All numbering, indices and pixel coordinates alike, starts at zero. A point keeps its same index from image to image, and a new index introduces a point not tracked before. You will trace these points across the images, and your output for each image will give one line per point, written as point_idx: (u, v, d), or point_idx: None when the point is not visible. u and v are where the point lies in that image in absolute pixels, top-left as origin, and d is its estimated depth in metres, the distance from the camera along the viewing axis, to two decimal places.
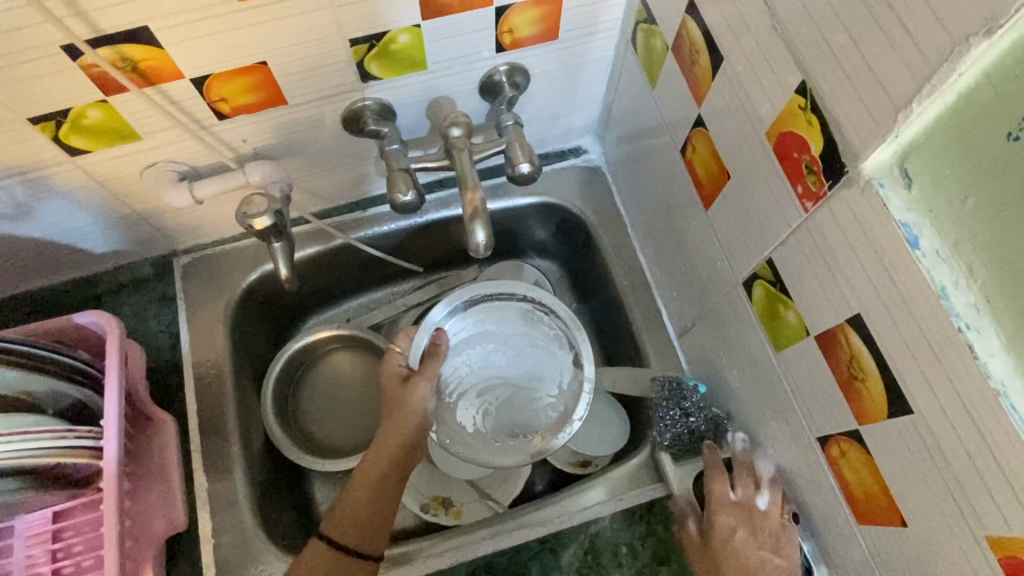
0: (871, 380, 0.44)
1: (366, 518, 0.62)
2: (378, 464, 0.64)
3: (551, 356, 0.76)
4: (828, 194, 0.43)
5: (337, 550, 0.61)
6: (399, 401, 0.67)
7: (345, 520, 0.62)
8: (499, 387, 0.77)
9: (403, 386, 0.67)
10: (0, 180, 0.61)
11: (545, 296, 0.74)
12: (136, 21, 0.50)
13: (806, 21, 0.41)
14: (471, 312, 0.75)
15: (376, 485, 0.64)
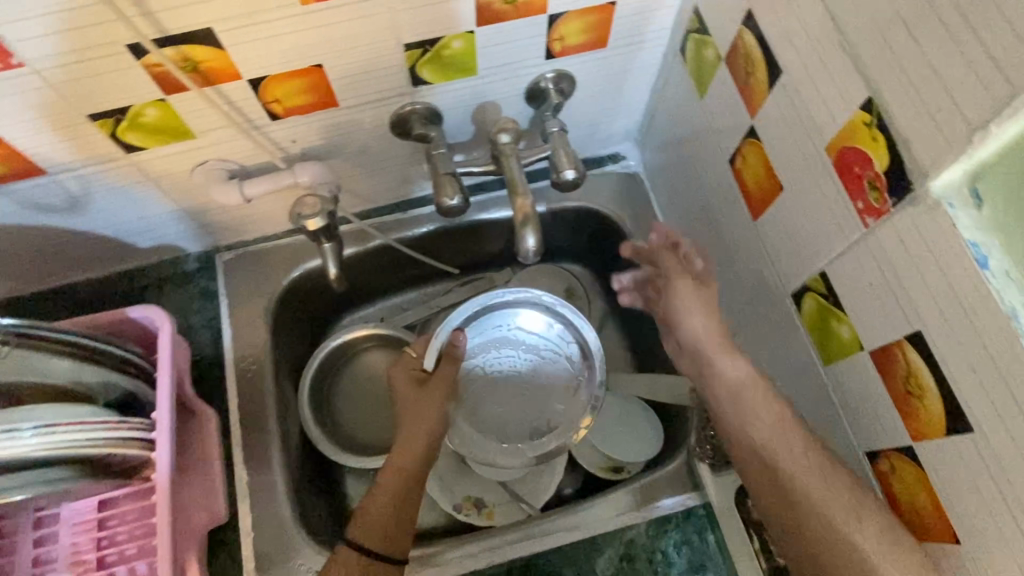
0: (928, 397, 0.45)
1: (393, 519, 0.63)
2: (400, 465, 0.65)
3: (567, 367, 0.77)
4: (891, 211, 0.43)
5: (367, 553, 0.61)
6: (417, 402, 0.68)
7: (371, 522, 0.62)
8: (514, 391, 0.76)
9: (421, 390, 0.68)
10: (57, 175, 0.62)
11: (565, 310, 0.77)
12: (202, 23, 0.51)
13: (877, 38, 0.41)
14: (490, 319, 0.77)
15: (400, 487, 0.64)
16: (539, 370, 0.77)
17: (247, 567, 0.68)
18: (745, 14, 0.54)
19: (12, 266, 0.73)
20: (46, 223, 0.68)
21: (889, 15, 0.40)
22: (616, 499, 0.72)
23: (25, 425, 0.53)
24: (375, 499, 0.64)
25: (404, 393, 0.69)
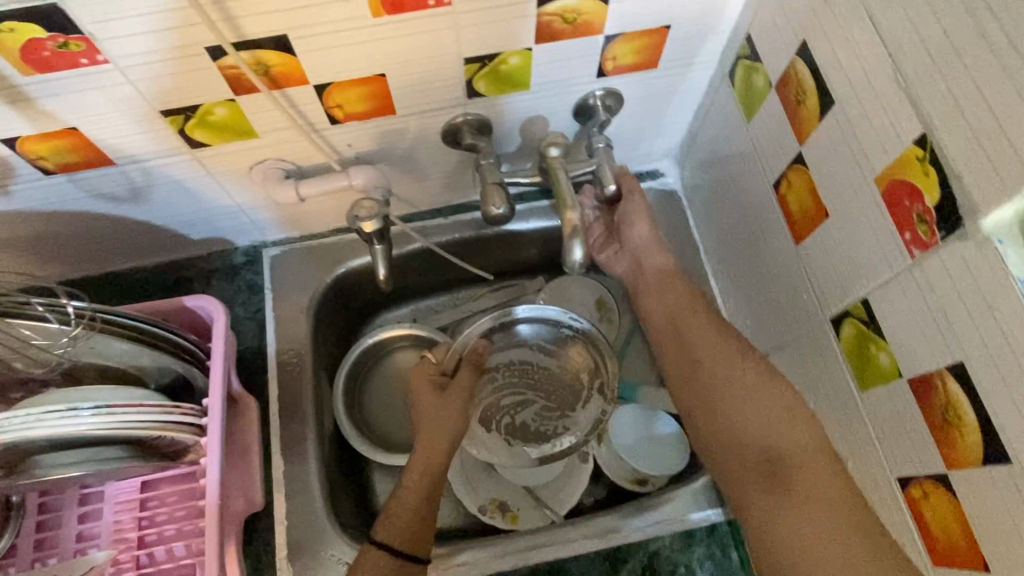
0: (966, 427, 0.46)
1: (413, 522, 0.63)
2: (420, 469, 0.66)
3: (580, 380, 0.85)
4: (939, 243, 0.45)
5: (391, 554, 0.61)
6: (437, 407, 0.70)
7: (393, 523, 0.63)
8: (529, 397, 0.84)
9: (439, 395, 0.70)
10: (125, 166, 0.65)
11: (585, 327, 0.84)
12: (278, 30, 0.53)
13: (937, 78, 0.43)
14: (514, 328, 0.85)
15: (421, 491, 0.65)
16: (551, 378, 0.85)
17: (279, 554, 0.70)
18: (800, 44, 0.56)
19: (72, 250, 0.76)
20: (108, 211, 0.71)
21: (948, 56, 0.41)
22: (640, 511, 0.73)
23: (83, 407, 0.55)
24: (396, 502, 0.65)
25: (425, 398, 0.70)
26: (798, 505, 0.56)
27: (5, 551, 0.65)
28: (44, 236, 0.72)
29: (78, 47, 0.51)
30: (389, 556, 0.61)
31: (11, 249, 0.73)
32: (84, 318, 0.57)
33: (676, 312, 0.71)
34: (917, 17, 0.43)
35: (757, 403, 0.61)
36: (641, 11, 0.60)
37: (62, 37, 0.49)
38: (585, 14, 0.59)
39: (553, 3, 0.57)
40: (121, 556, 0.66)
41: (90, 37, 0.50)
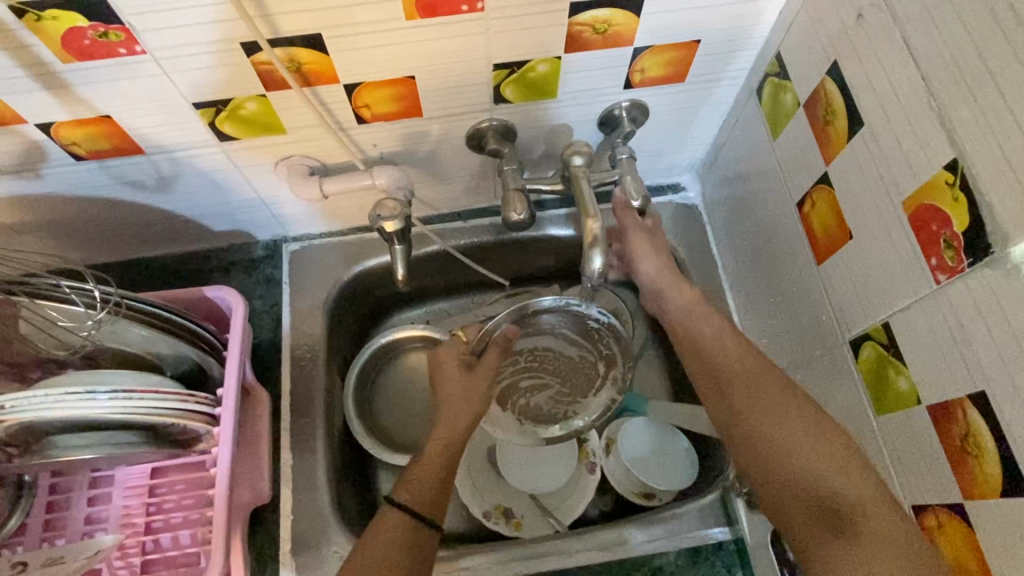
0: (985, 457, 0.45)
1: (434, 488, 0.62)
2: (444, 438, 0.66)
3: (598, 370, 0.85)
4: (967, 270, 0.44)
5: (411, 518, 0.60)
6: (464, 382, 0.70)
7: (414, 488, 0.62)
8: (545, 380, 0.85)
9: (466, 373, 0.71)
10: (154, 156, 0.66)
11: (610, 320, 0.82)
12: (313, 28, 0.54)
13: (971, 105, 0.42)
14: (541, 316, 0.83)
15: (443, 460, 0.65)
16: (569, 366, 0.85)
17: (283, 548, 0.71)
18: (831, 64, 0.56)
19: (97, 235, 0.77)
20: (135, 198, 0.72)
21: (984, 81, 0.41)
22: (645, 525, 0.72)
23: (100, 391, 0.55)
24: (418, 468, 0.64)
25: (453, 372, 0.71)
26: (862, 554, 0.50)
27: (14, 530, 0.66)
28: (71, 220, 0.74)
29: (118, 38, 0.52)
30: (409, 519, 0.59)
31: (38, 232, 0.74)
32: (110, 304, 0.58)
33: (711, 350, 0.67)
34: (954, 42, 0.43)
35: (806, 444, 0.56)
36: (672, 25, 0.60)
37: (103, 26, 0.50)
38: (615, 25, 0.59)
39: (584, 13, 0.57)
40: (127, 541, 0.66)
41: (130, 27, 0.51)
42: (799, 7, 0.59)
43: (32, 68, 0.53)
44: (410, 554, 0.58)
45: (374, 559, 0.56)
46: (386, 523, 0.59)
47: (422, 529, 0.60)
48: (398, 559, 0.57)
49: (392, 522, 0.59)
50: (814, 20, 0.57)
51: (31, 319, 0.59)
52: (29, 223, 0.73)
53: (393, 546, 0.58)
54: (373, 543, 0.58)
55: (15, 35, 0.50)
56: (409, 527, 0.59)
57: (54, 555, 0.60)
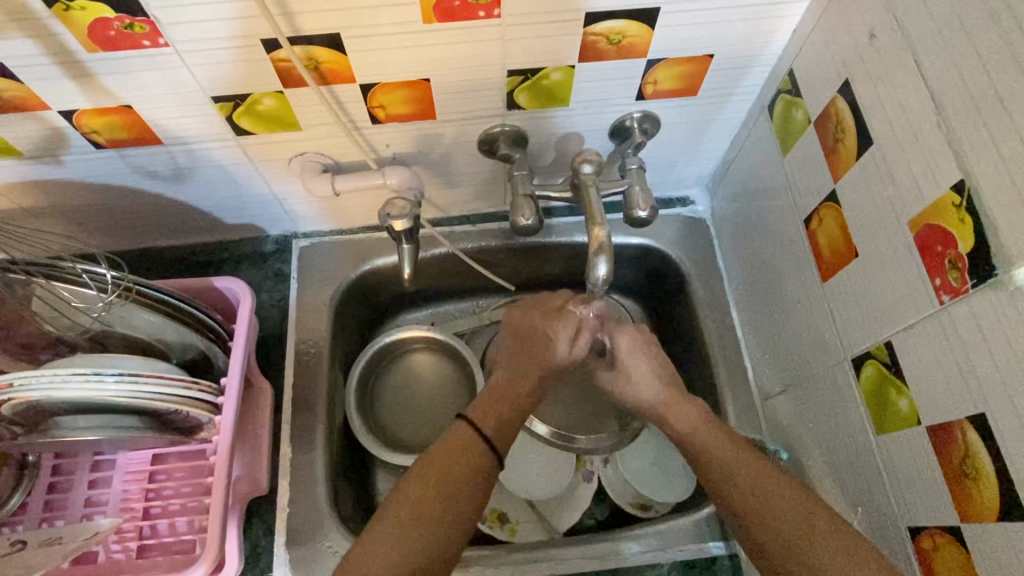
0: (983, 480, 0.45)
1: (511, 425, 0.63)
2: (520, 398, 0.64)
3: None
4: (970, 291, 0.44)
5: (488, 448, 0.60)
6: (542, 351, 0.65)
7: (497, 420, 0.62)
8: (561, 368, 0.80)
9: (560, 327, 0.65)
10: (171, 147, 0.68)
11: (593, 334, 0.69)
12: (332, 28, 0.55)
13: (980, 127, 0.43)
14: None
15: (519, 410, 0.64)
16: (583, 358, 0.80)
17: (278, 540, 0.71)
18: (843, 82, 0.56)
19: (112, 223, 0.79)
20: (152, 188, 0.73)
21: (993, 104, 0.41)
22: (640, 536, 0.72)
23: (107, 373, 0.56)
24: (502, 403, 0.64)
25: (539, 327, 0.66)
26: None
27: (16, 508, 0.66)
28: (88, 207, 0.75)
29: (142, 30, 0.53)
30: (485, 447, 0.60)
31: (56, 217, 0.76)
32: (121, 287, 0.59)
33: (707, 461, 0.61)
34: (965, 64, 0.43)
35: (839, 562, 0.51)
36: (686, 38, 0.61)
37: (128, 18, 0.52)
38: (630, 37, 0.60)
39: (600, 23, 0.58)
40: (125, 526, 0.67)
41: (155, 20, 0.52)
42: (813, 25, 0.59)
43: (58, 56, 0.54)
44: (483, 481, 0.59)
45: (448, 478, 0.58)
46: (461, 445, 0.60)
47: (494, 459, 0.60)
48: (472, 481, 0.58)
49: (468, 442, 0.60)
50: (828, 38, 0.57)
51: (43, 301, 0.60)
52: (47, 207, 0.74)
53: (467, 469, 0.59)
54: (449, 463, 0.59)
55: (43, 23, 0.51)
56: (482, 455, 0.60)
57: (53, 534, 0.61)
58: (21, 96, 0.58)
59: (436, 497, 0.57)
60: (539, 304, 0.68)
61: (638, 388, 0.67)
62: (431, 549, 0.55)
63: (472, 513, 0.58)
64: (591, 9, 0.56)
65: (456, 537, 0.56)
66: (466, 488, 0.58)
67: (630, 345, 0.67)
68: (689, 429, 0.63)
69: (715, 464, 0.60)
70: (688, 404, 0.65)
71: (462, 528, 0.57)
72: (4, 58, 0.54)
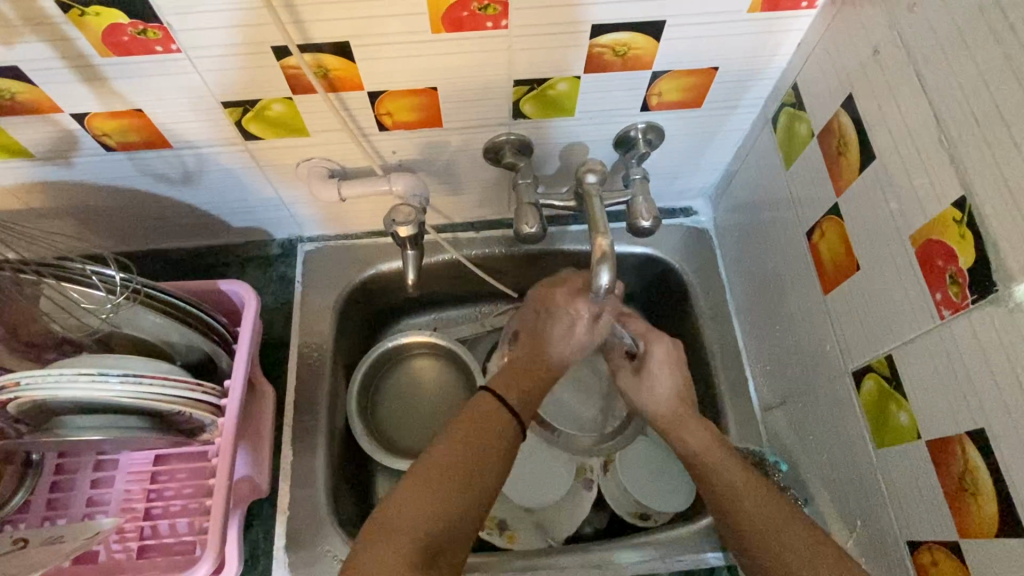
0: (982, 495, 0.45)
1: (531, 396, 0.68)
2: (536, 369, 0.70)
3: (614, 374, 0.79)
4: (970, 306, 0.44)
5: (511, 415, 0.65)
6: (560, 328, 0.73)
7: (514, 387, 0.68)
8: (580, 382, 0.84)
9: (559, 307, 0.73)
10: (181, 151, 0.69)
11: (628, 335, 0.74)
12: (342, 37, 0.56)
13: (981, 145, 0.43)
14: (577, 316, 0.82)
15: (536, 380, 0.70)
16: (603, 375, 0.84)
17: (278, 542, 0.71)
18: (846, 96, 0.57)
19: (120, 225, 0.80)
20: (161, 190, 0.74)
21: (994, 121, 0.42)
22: (639, 545, 0.72)
23: (112, 374, 0.57)
24: (520, 374, 0.69)
25: (554, 307, 0.73)
26: None
27: (18, 506, 0.67)
28: (98, 208, 0.76)
29: (155, 36, 0.54)
30: (507, 412, 0.65)
31: (64, 217, 0.77)
32: (128, 289, 0.60)
33: (711, 471, 0.64)
34: (967, 82, 0.44)
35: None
36: (691, 50, 0.62)
37: (142, 24, 0.52)
38: (635, 49, 0.60)
39: (605, 35, 0.59)
40: (126, 525, 0.67)
41: (168, 26, 0.53)
42: (817, 39, 0.60)
43: (72, 60, 0.55)
44: (504, 444, 0.62)
45: (472, 439, 0.61)
46: (486, 409, 0.64)
47: (515, 423, 0.64)
48: (494, 442, 0.62)
49: (490, 408, 0.64)
50: (832, 52, 0.58)
51: (52, 300, 0.61)
52: (57, 208, 0.75)
53: (490, 433, 0.62)
54: (472, 425, 0.62)
55: (59, 28, 0.52)
56: (503, 419, 0.64)
57: (55, 533, 0.61)
58: (34, 99, 0.59)
59: (462, 455, 0.59)
60: (546, 280, 0.76)
61: (659, 389, 0.71)
62: (460, 505, 0.57)
63: (498, 473, 0.60)
64: (597, 21, 0.57)
65: (483, 495, 0.59)
66: (491, 450, 0.61)
67: (660, 356, 0.72)
68: (693, 437, 0.66)
69: (721, 479, 0.63)
70: (697, 427, 0.67)
71: (488, 488, 0.59)
72: (19, 61, 0.55)
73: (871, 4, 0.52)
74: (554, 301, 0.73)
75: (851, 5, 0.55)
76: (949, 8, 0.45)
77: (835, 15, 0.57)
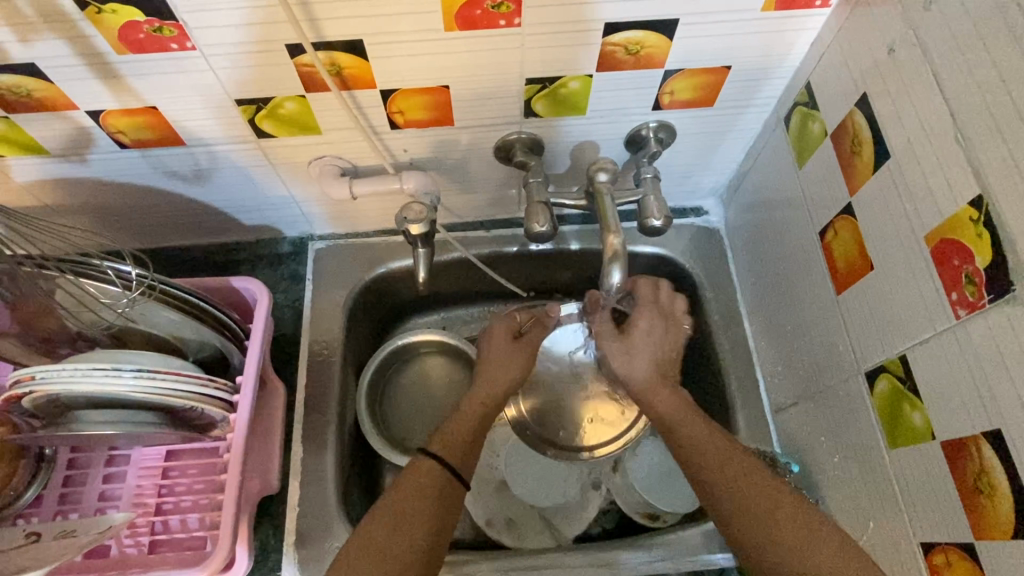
0: (998, 497, 0.44)
1: (464, 446, 0.66)
2: (471, 414, 0.69)
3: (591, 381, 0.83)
4: (986, 306, 0.44)
5: (446, 473, 0.64)
6: (509, 355, 0.74)
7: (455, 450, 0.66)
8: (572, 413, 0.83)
9: (509, 343, 0.74)
10: (194, 148, 0.69)
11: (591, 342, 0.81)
12: (355, 35, 0.56)
13: (999, 144, 0.43)
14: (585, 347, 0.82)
15: (469, 430, 0.68)
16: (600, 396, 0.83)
17: (287, 539, 0.71)
18: (860, 95, 0.57)
19: (132, 222, 0.80)
20: (176, 188, 0.75)
21: (1012, 119, 0.42)
22: (647, 543, 0.72)
23: (125, 369, 0.57)
24: (451, 423, 0.68)
25: (501, 343, 0.74)
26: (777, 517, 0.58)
27: (31, 500, 0.67)
28: (111, 204, 0.76)
29: (171, 33, 0.54)
30: (445, 473, 0.64)
31: (78, 213, 0.77)
32: (142, 285, 0.60)
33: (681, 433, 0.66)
34: (985, 81, 0.43)
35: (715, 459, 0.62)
36: (704, 50, 0.62)
37: (158, 21, 0.53)
38: (648, 47, 0.60)
39: (618, 33, 0.59)
40: (138, 520, 0.68)
41: (183, 24, 0.53)
42: (831, 38, 0.60)
43: (89, 58, 0.56)
44: (434, 501, 0.62)
45: (414, 489, 0.62)
46: (427, 472, 0.63)
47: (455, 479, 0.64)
48: (426, 506, 0.61)
49: (429, 473, 0.63)
50: (847, 51, 0.58)
51: (66, 295, 0.61)
52: (72, 205, 0.76)
53: (427, 494, 0.62)
54: (410, 483, 0.62)
55: (75, 25, 0.52)
56: (440, 479, 0.63)
57: (67, 527, 0.62)
58: (52, 96, 0.60)
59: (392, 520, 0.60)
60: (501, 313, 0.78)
61: (630, 351, 0.71)
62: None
63: (428, 535, 0.60)
64: (611, 19, 0.57)
65: (414, 565, 0.58)
66: (423, 511, 0.61)
67: (650, 323, 0.72)
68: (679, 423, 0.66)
69: (795, 550, 0.55)
70: (665, 389, 0.69)
71: (422, 542, 0.59)
72: (36, 58, 0.55)
73: (886, 3, 0.52)
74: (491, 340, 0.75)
75: (865, 4, 0.54)
76: (966, 5, 0.44)
77: (849, 15, 0.57)
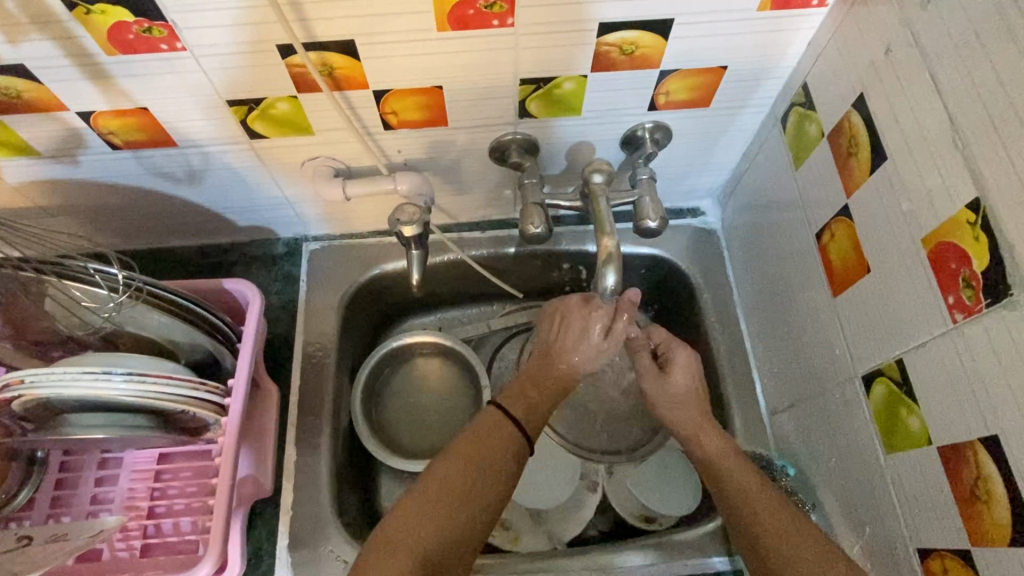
0: (995, 504, 0.44)
1: (540, 415, 0.67)
2: (550, 389, 0.69)
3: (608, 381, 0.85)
4: (983, 310, 0.43)
5: (516, 431, 0.64)
6: (598, 349, 0.71)
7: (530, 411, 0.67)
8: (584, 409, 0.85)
9: (583, 325, 0.70)
10: (186, 149, 0.68)
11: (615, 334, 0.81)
12: (346, 35, 0.55)
13: (997, 146, 0.42)
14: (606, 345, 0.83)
15: (546, 399, 0.69)
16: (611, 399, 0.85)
17: (280, 543, 0.71)
18: (857, 96, 0.56)
19: (125, 223, 0.80)
20: (170, 189, 0.75)
21: (1010, 121, 0.41)
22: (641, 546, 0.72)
23: (116, 372, 0.56)
24: (532, 391, 0.68)
25: (578, 323, 0.70)
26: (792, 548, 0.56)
27: (23, 504, 0.67)
28: (104, 205, 0.76)
29: (160, 34, 0.54)
30: (517, 432, 0.64)
31: (71, 214, 0.77)
32: (131, 288, 0.59)
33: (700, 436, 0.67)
34: (983, 83, 0.43)
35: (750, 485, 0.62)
36: (700, 50, 0.61)
37: (147, 22, 0.52)
38: (643, 47, 0.60)
39: (613, 33, 0.58)
40: (130, 524, 0.67)
41: (172, 24, 0.53)
42: (828, 38, 0.59)
43: (78, 58, 0.55)
44: (509, 459, 0.62)
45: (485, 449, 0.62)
46: (494, 422, 0.64)
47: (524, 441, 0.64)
48: (498, 466, 0.61)
49: (490, 431, 0.63)
50: (843, 51, 0.57)
51: (57, 298, 0.61)
52: (64, 206, 0.75)
53: (497, 454, 0.62)
54: (478, 439, 0.62)
55: (63, 25, 0.52)
56: (512, 440, 0.63)
57: (58, 531, 0.61)
58: (41, 97, 0.59)
59: (462, 458, 0.60)
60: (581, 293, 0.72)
61: (675, 388, 0.70)
62: (462, 522, 0.57)
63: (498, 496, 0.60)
64: (605, 19, 0.56)
65: (478, 523, 0.58)
66: (494, 469, 0.61)
67: (683, 363, 0.71)
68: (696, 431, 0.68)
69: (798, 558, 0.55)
70: (713, 432, 0.67)
71: (487, 502, 0.59)
72: (25, 58, 0.55)
73: (883, 3, 0.52)
74: (569, 320, 0.71)
75: (862, 3, 0.54)
76: (965, 5, 0.44)
77: (845, 14, 0.56)
